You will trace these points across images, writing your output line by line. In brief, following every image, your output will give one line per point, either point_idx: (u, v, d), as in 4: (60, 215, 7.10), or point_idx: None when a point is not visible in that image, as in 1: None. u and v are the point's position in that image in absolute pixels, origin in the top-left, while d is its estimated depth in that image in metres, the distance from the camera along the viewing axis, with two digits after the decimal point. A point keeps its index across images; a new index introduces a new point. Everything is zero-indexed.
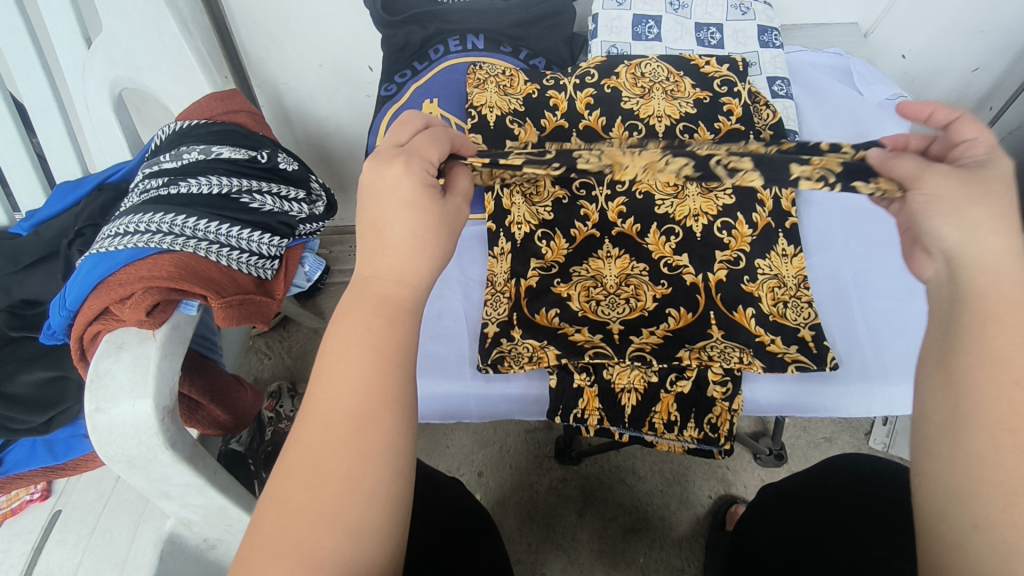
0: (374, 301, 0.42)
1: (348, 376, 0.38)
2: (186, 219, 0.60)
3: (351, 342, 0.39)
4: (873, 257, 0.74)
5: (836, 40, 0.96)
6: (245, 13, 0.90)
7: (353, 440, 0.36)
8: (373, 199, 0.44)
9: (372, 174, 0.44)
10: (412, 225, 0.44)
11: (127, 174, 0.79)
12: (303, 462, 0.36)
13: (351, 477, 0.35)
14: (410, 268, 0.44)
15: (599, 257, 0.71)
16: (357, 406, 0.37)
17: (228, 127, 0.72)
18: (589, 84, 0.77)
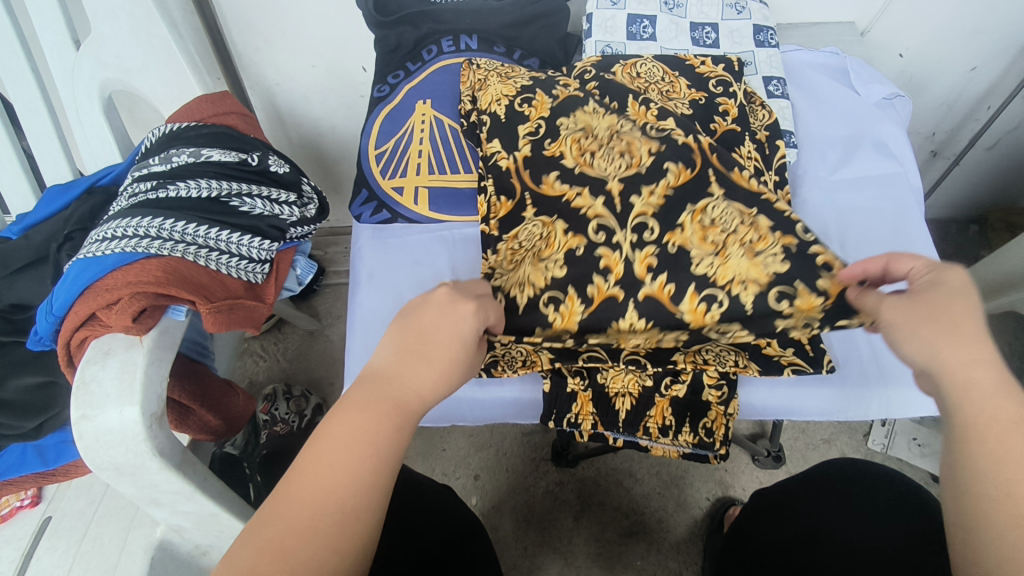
0: (390, 402, 0.45)
1: (344, 469, 0.41)
2: (174, 222, 0.60)
3: (357, 435, 0.42)
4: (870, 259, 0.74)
5: (832, 39, 0.96)
6: (236, 14, 0.89)
7: (331, 531, 0.39)
8: (433, 316, 0.50)
9: (442, 303, 0.51)
10: (451, 355, 0.48)
11: (117, 177, 0.79)
12: (280, 537, 0.38)
13: (322, 567, 0.38)
14: (431, 390, 0.47)
15: (621, 328, 0.62)
16: (342, 501, 0.40)
17: (219, 129, 0.71)
18: (591, 79, 0.74)
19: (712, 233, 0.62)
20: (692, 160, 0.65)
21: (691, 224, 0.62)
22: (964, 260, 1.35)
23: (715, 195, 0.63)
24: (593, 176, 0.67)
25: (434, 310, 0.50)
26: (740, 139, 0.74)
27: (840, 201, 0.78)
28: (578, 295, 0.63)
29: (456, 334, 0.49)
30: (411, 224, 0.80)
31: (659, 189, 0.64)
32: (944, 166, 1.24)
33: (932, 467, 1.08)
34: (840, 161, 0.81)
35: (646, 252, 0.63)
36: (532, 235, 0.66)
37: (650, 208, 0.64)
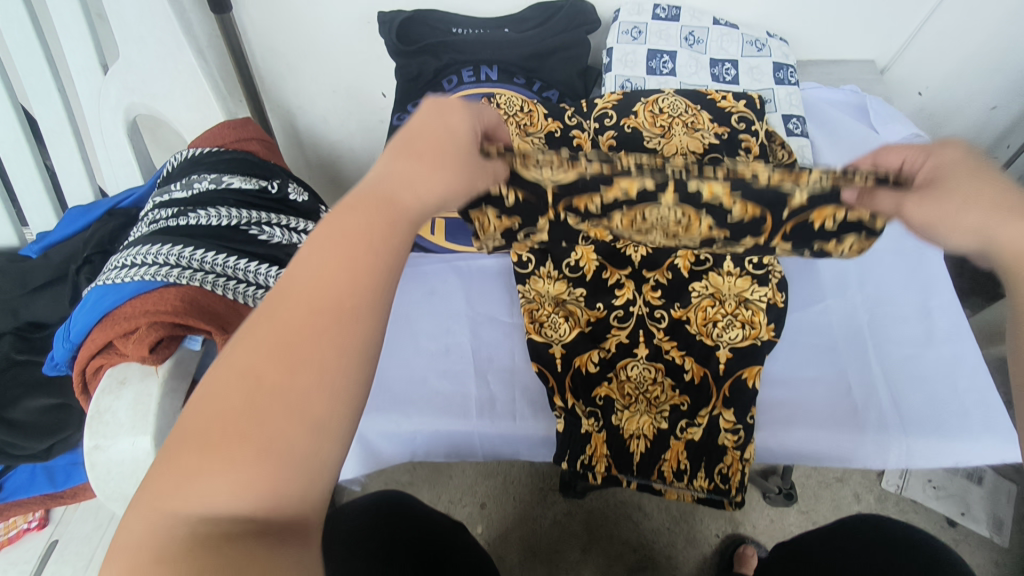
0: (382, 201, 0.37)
1: (337, 271, 0.33)
2: (193, 251, 0.60)
3: (347, 232, 0.35)
4: (891, 302, 0.73)
5: (852, 77, 0.95)
6: (260, 39, 0.92)
7: (324, 335, 0.32)
8: (423, 119, 0.41)
9: (427, 103, 0.42)
10: (449, 146, 0.40)
11: (138, 200, 0.79)
12: (268, 345, 0.31)
13: (317, 375, 0.31)
14: (435, 186, 0.39)
15: (631, 382, 0.65)
16: (334, 301, 0.32)
17: (240, 154, 0.72)
18: (609, 127, 0.77)
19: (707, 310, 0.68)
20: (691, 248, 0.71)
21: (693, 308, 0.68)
22: (981, 298, 1.33)
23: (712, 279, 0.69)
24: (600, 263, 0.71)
25: (422, 112, 0.41)
26: None
27: None
28: (589, 353, 0.66)
29: (451, 127, 0.41)
30: (426, 253, 0.80)
31: (659, 269, 0.70)
32: None
33: (948, 509, 1.06)
34: None
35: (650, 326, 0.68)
36: (539, 295, 0.70)
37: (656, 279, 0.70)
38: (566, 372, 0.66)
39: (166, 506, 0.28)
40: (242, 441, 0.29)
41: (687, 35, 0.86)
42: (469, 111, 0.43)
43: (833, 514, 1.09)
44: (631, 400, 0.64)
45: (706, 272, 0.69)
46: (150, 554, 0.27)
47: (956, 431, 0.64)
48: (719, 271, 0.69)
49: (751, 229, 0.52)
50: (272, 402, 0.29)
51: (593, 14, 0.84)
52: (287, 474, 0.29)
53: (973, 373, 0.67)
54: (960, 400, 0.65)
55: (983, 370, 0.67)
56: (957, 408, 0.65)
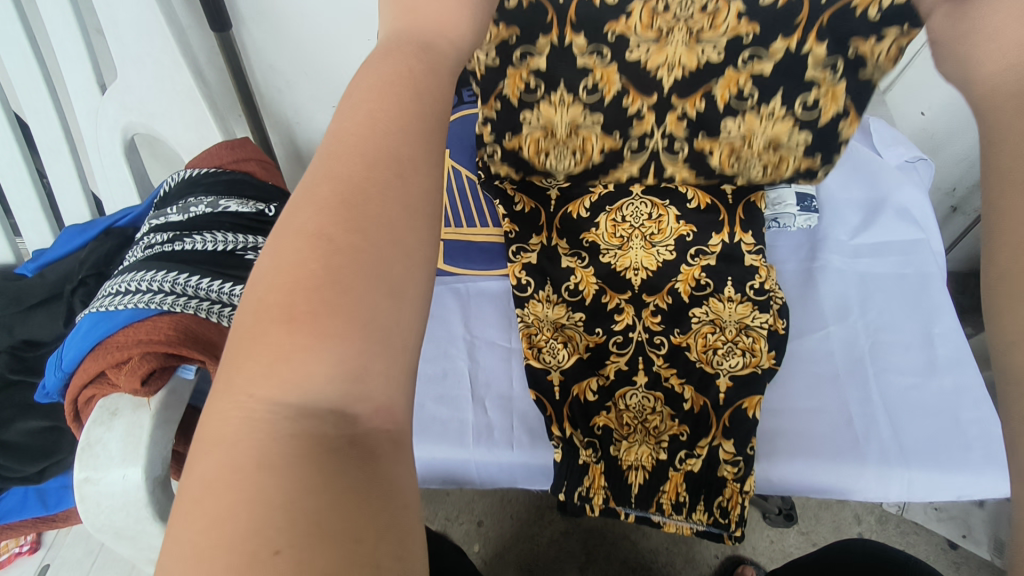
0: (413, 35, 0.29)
1: (389, 113, 0.26)
2: (187, 277, 0.59)
3: (389, 69, 0.28)
4: (892, 329, 0.72)
5: None
6: (259, 56, 0.93)
7: (397, 183, 0.25)
8: None
9: None
10: None
11: (135, 219, 0.79)
12: (331, 198, 0.24)
13: (397, 233, 0.24)
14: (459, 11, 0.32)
15: (630, 412, 0.64)
16: (396, 147, 0.26)
17: (238, 176, 0.72)
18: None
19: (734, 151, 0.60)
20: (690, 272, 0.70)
21: (693, 335, 0.67)
22: None
23: (712, 304, 0.68)
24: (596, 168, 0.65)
25: None
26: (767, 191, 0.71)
27: (859, 266, 0.77)
28: (587, 382, 0.65)
29: None
30: None
31: (674, 163, 0.63)
32: (964, 222, 1.22)
33: (949, 532, 1.05)
34: (859, 226, 0.80)
35: (649, 355, 0.67)
36: (539, 319, 0.70)
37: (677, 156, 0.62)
38: (564, 399, 0.65)
39: (241, 400, 0.21)
40: (329, 310, 0.22)
41: None
42: None
43: (833, 536, 1.08)
44: (630, 432, 0.63)
45: (744, 111, 0.55)
46: (248, 459, 0.20)
47: (957, 464, 0.63)
48: (762, 108, 0.54)
49: (782, 24, 0.48)
50: (341, 263, 0.23)
51: None
52: (380, 350, 0.22)
53: (974, 404, 0.66)
54: (963, 432, 0.64)
55: (986, 401, 0.66)
56: (960, 441, 0.64)
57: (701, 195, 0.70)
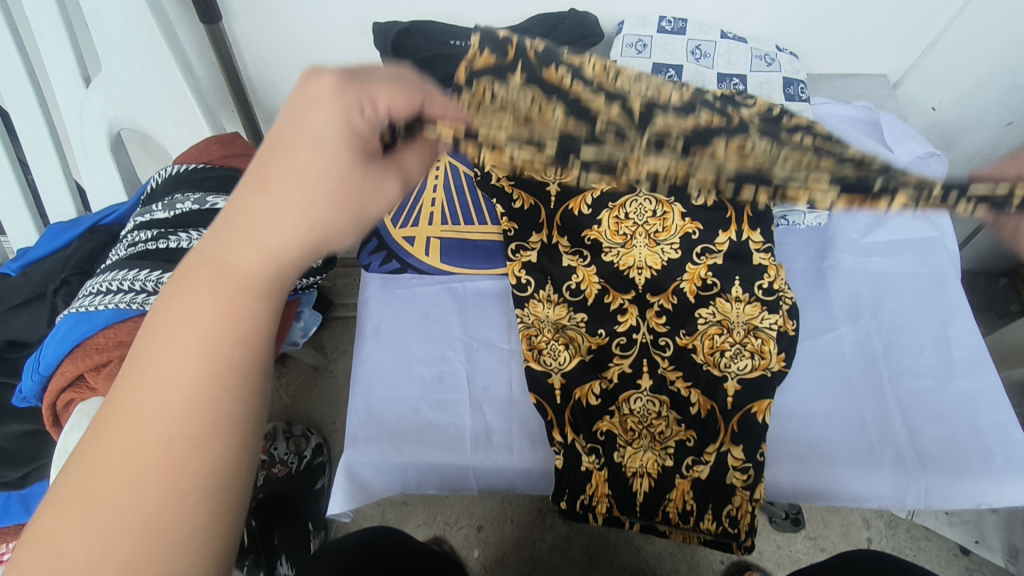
0: (223, 269, 0.38)
1: (184, 366, 0.35)
2: (172, 276, 0.56)
3: (198, 319, 0.37)
4: (905, 330, 0.69)
5: (864, 92, 0.93)
6: (251, 49, 0.91)
7: (189, 450, 0.34)
8: (285, 150, 0.40)
9: (302, 128, 0.40)
10: (307, 180, 0.40)
11: (122, 217, 0.76)
12: (122, 442, 0.33)
13: (176, 480, 0.33)
14: (298, 220, 0.40)
15: (632, 416, 0.62)
16: (185, 420, 0.34)
17: (228, 172, 0.70)
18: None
19: (753, 155, 0.47)
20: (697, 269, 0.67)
21: (701, 336, 0.64)
22: (992, 316, 1.30)
23: (721, 301, 0.65)
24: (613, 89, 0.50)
25: (284, 125, 0.41)
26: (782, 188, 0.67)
27: (872, 265, 0.74)
28: (588, 388, 0.62)
29: (298, 152, 0.40)
30: (420, 275, 0.76)
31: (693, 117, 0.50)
32: (976, 220, 1.19)
33: (961, 538, 1.01)
34: (871, 223, 0.77)
35: (654, 357, 0.64)
36: (543, 317, 0.67)
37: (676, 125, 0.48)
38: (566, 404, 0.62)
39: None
40: (97, 534, 0.32)
41: (693, 50, 0.83)
42: (342, 105, 0.41)
43: (842, 541, 1.05)
44: (634, 438, 0.61)
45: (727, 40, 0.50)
46: None
47: (976, 471, 0.60)
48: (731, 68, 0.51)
49: None
50: (131, 458, 0.33)
51: (595, 27, 0.81)
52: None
53: (994, 408, 0.63)
54: (982, 438, 0.62)
55: (1006, 405, 0.63)
56: (979, 447, 0.61)
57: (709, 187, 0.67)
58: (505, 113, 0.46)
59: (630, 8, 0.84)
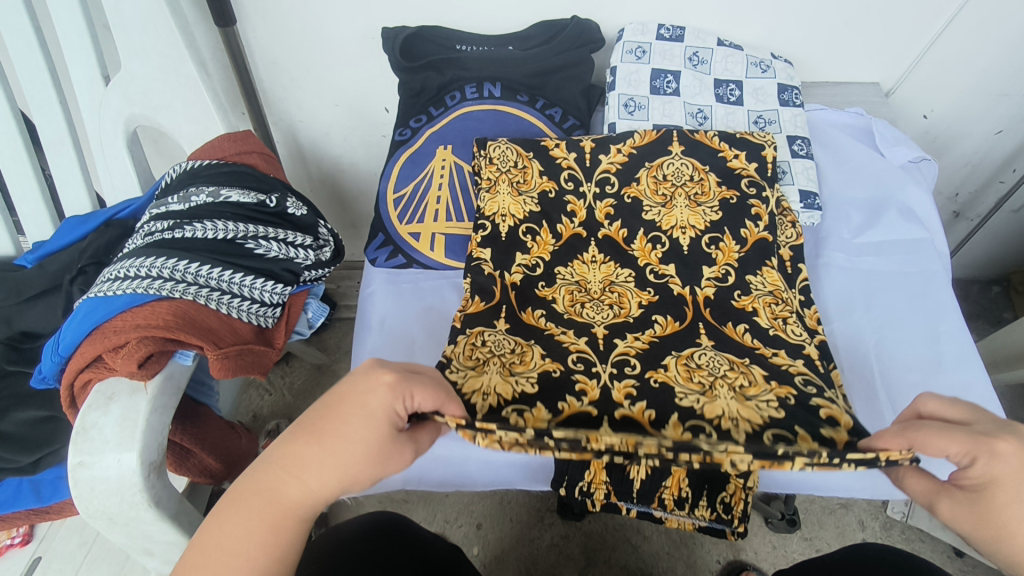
0: (262, 499, 0.42)
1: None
2: (187, 264, 0.58)
3: (229, 542, 0.41)
4: (896, 326, 0.71)
5: (857, 99, 0.95)
6: (263, 52, 0.95)
7: None
8: (339, 398, 0.43)
9: (362, 381, 0.44)
10: (350, 437, 0.42)
11: (136, 211, 0.79)
12: None
13: None
14: (331, 472, 0.42)
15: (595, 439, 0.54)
16: None
17: (239, 168, 0.73)
18: (609, 194, 0.76)
19: (698, 373, 0.60)
20: (681, 313, 0.68)
21: (676, 366, 0.61)
22: (986, 322, 1.31)
23: (703, 344, 0.64)
24: (580, 322, 0.67)
25: (345, 384, 0.44)
26: (772, 250, 0.72)
27: (863, 264, 0.76)
28: (547, 406, 0.57)
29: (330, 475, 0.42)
30: (425, 270, 0.79)
31: (645, 336, 0.66)
32: (968, 227, 1.22)
33: (955, 539, 1.02)
34: (862, 225, 0.79)
35: (625, 383, 0.60)
36: (503, 346, 0.64)
37: (635, 349, 0.64)
38: (560, 380, 0.60)
39: None
40: None
41: (691, 56, 0.85)
42: (396, 389, 0.44)
43: (837, 542, 1.06)
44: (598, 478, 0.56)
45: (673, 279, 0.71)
46: None
47: None
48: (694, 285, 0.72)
49: None
50: None
51: (597, 33, 0.84)
52: None
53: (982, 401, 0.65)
54: None
55: (993, 399, 0.65)
56: None
57: (697, 254, 0.72)
58: (493, 368, 0.60)
59: (630, 16, 0.87)
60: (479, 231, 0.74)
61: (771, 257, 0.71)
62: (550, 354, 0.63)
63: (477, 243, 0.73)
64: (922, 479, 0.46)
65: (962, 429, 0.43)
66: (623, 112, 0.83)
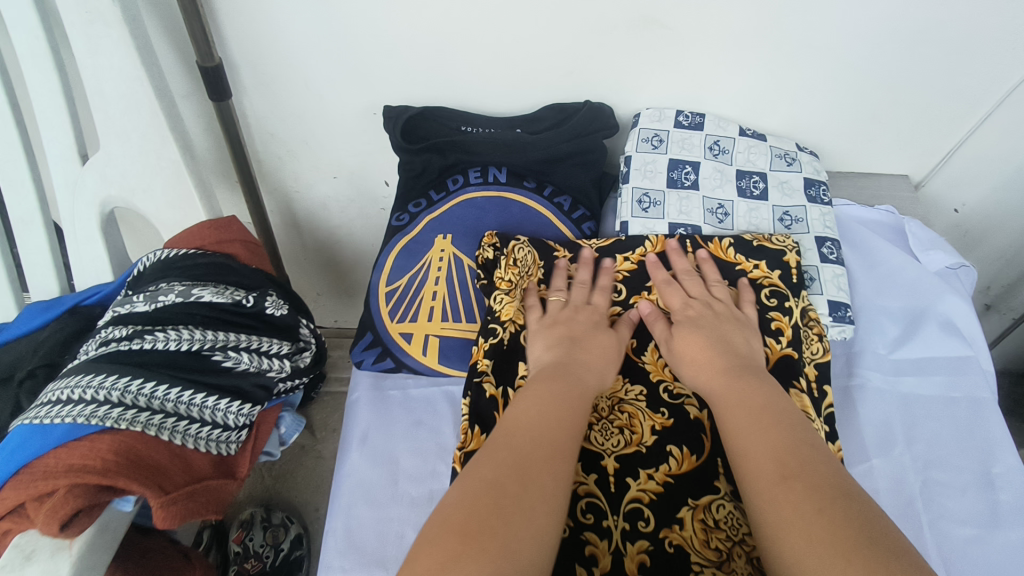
0: (569, 379, 0.57)
1: (549, 421, 0.51)
2: (143, 385, 0.51)
3: (551, 398, 0.54)
4: (944, 465, 0.63)
5: (886, 193, 0.89)
6: (260, 124, 0.90)
7: (545, 463, 0.47)
8: (583, 324, 0.64)
9: (587, 320, 0.64)
10: (608, 347, 0.62)
11: (106, 297, 0.72)
12: (502, 460, 0.47)
13: (544, 481, 0.46)
14: (598, 366, 0.60)
15: None
16: (550, 443, 0.49)
17: (219, 259, 0.67)
18: (616, 301, 0.69)
19: (716, 536, 0.56)
20: (699, 445, 0.61)
21: (690, 522, 0.57)
22: (1018, 420, 1.23)
23: (722, 492, 0.59)
24: (588, 450, 0.61)
25: (584, 321, 0.64)
26: (799, 367, 0.63)
27: (902, 386, 0.68)
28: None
29: (600, 357, 0.61)
30: (415, 374, 0.72)
31: (659, 474, 0.60)
32: (1000, 321, 1.14)
33: None
34: (899, 338, 0.72)
35: (638, 545, 0.56)
36: None
37: (648, 494, 0.59)
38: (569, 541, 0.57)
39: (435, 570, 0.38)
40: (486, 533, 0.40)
41: (712, 145, 0.80)
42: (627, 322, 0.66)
43: None
44: None
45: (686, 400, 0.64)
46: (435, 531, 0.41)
47: None
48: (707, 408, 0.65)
49: None
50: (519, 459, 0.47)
51: (610, 119, 0.80)
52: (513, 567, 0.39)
53: None
54: None
55: None
56: None
57: None
58: None
59: (648, 101, 0.81)
60: (484, 338, 0.67)
61: (799, 377, 0.62)
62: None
63: (481, 351, 0.66)
64: (659, 324, 0.65)
65: (690, 287, 0.67)
66: (637, 209, 0.77)
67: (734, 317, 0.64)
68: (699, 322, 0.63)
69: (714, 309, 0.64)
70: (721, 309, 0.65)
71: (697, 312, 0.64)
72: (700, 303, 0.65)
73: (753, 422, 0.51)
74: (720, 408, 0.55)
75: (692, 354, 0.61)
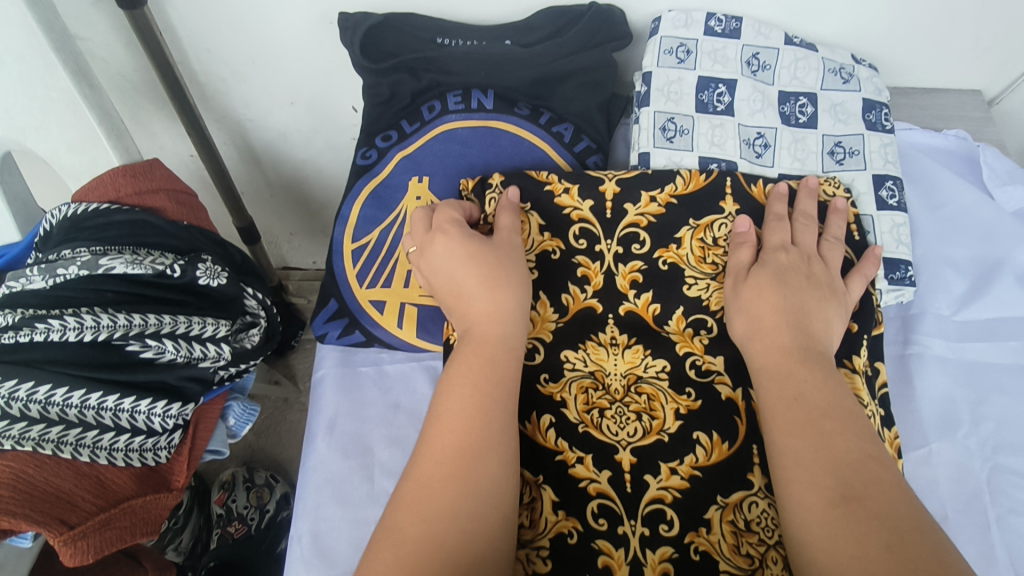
0: (475, 349, 0.46)
1: (462, 416, 0.42)
2: (43, 392, 0.46)
3: (459, 381, 0.44)
4: (1016, 449, 0.53)
5: (953, 113, 0.74)
6: (191, 38, 0.73)
7: (465, 476, 0.40)
8: (450, 253, 0.51)
9: (451, 244, 0.51)
10: (488, 270, 0.49)
11: (13, 261, 0.59)
12: (414, 492, 0.40)
13: (467, 501, 0.39)
14: (483, 308, 0.48)
15: None
16: (469, 445, 0.41)
17: (137, 215, 0.54)
18: (636, 255, 0.56)
19: (748, 541, 0.46)
20: (732, 430, 0.50)
21: (720, 525, 0.47)
22: None
23: (756, 487, 0.48)
24: (599, 442, 0.50)
25: (451, 252, 0.51)
26: (860, 343, 0.53)
27: (967, 354, 0.58)
28: None
29: (486, 293, 0.48)
30: (390, 348, 0.62)
31: (683, 466, 0.49)
32: None
33: None
34: (965, 296, 0.60)
35: (660, 553, 0.47)
36: None
37: (671, 492, 0.48)
38: (577, 550, 0.47)
39: None
40: None
41: (750, 59, 0.64)
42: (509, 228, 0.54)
43: None
44: None
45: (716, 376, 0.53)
46: None
47: None
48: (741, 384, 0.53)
49: None
50: (433, 487, 0.40)
51: (621, 25, 0.63)
52: None
53: None
54: None
55: None
56: None
57: None
58: None
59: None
60: None
61: (856, 355, 0.52)
62: (565, 503, 0.49)
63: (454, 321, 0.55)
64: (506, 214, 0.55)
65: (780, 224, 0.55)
66: (659, 138, 0.62)
67: (824, 275, 0.52)
68: (793, 270, 0.51)
69: (799, 259, 0.53)
70: (803, 259, 0.53)
71: (786, 256, 0.52)
72: (796, 251, 0.53)
73: (808, 427, 0.42)
74: (768, 404, 0.45)
75: (770, 306, 0.49)
